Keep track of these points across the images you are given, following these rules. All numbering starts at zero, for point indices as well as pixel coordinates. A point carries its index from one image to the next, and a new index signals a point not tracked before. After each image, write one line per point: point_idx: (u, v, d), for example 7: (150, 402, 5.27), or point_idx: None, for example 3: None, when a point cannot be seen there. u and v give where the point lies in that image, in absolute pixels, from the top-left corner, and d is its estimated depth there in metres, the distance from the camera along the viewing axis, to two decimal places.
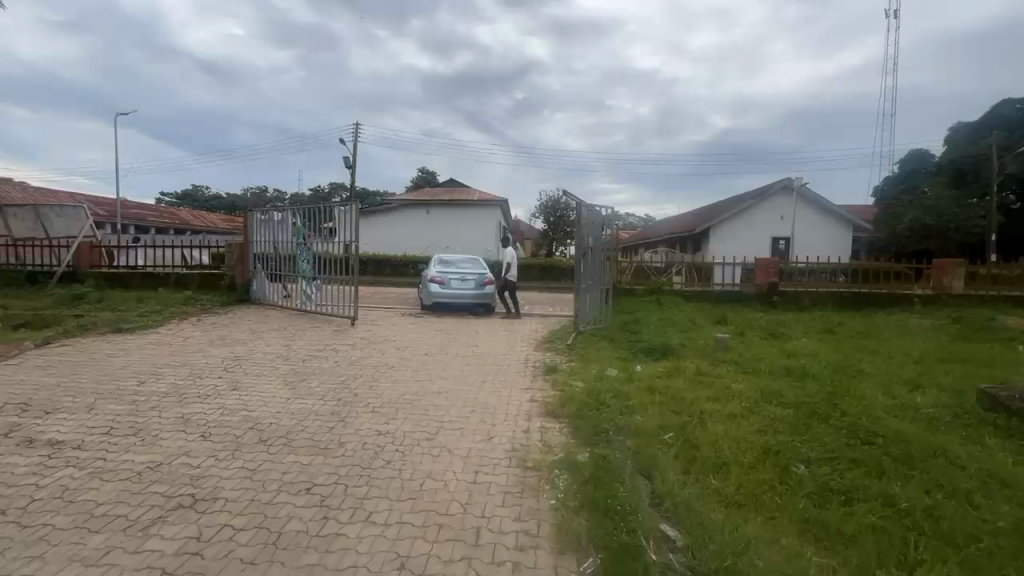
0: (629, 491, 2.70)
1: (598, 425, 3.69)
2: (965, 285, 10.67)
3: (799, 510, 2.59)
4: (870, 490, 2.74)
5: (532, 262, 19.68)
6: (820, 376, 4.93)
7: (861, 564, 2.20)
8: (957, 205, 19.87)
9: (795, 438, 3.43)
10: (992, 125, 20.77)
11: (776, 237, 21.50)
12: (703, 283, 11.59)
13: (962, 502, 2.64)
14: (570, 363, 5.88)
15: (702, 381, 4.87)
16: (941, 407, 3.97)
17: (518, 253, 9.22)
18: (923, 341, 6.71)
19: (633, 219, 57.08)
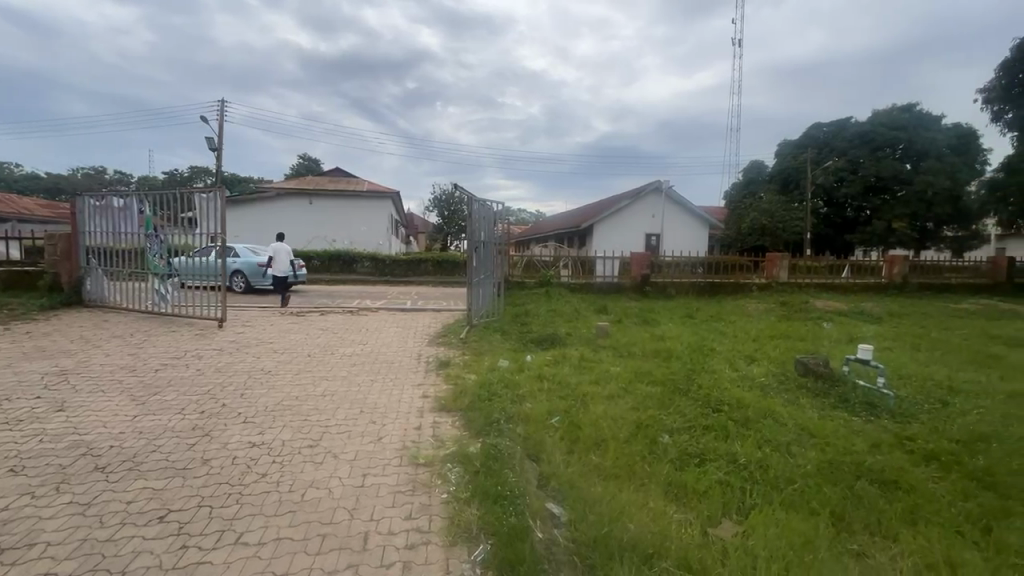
0: (518, 476, 2.82)
1: (489, 415, 3.79)
2: (789, 275, 12.94)
3: (664, 474, 2.94)
4: (719, 451, 3.20)
5: (425, 256, 19.32)
6: (682, 356, 5.62)
7: (710, 515, 2.56)
8: (784, 208, 23.97)
9: (661, 412, 3.87)
10: (807, 144, 25.53)
11: (649, 234, 23.84)
12: (588, 276, 12.37)
13: (784, 452, 3.20)
14: (463, 357, 5.93)
15: (585, 367, 5.24)
16: (770, 376, 4.79)
17: (288, 249, 9.12)
18: (759, 322, 8.00)
19: (525, 215, 59.20)
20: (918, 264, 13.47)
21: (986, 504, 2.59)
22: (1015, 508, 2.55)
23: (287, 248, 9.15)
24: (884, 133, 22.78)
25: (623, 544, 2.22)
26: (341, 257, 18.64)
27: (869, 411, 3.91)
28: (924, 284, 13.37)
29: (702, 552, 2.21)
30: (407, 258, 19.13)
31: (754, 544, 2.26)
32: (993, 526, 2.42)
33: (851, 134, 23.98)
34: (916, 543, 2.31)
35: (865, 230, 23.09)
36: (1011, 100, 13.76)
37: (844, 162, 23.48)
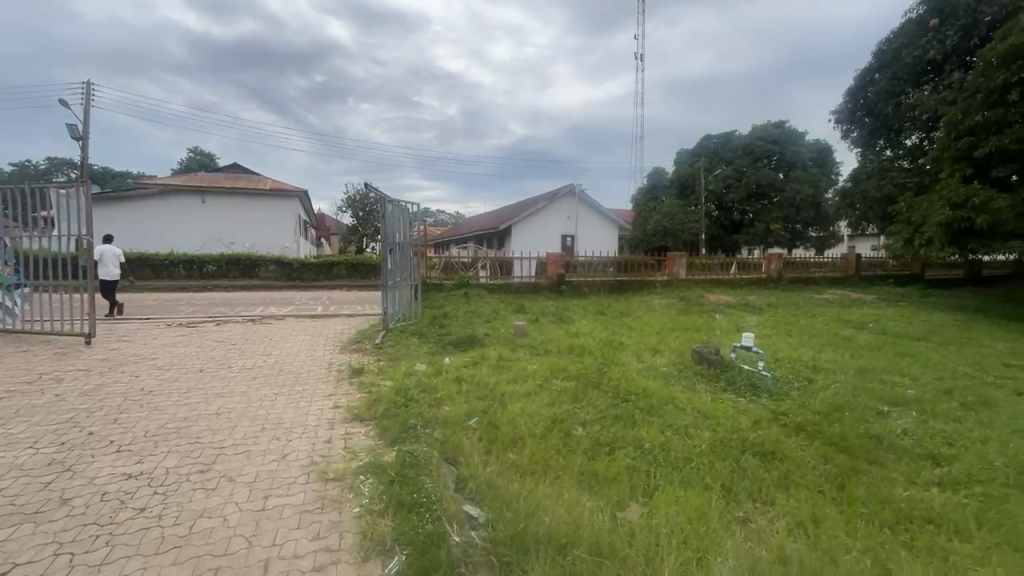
0: (435, 481, 2.76)
1: (405, 421, 3.69)
2: (687, 272, 14.17)
3: (577, 465, 3.06)
4: (627, 438, 3.41)
5: (338, 259, 18.34)
6: (593, 351, 5.92)
7: (619, 500, 2.70)
8: (682, 212, 26.23)
9: (575, 406, 4.03)
10: (700, 153, 28.25)
11: (564, 235, 24.77)
12: (505, 277, 12.54)
13: (682, 434, 3.49)
14: (379, 362, 5.71)
15: (503, 366, 5.30)
16: (670, 365, 5.21)
17: (118, 252, 8.13)
18: (662, 316, 8.66)
19: (444, 216, 58.68)
20: (790, 261, 15.43)
21: (841, 465, 3.02)
22: (861, 466, 3.02)
23: (117, 251, 8.14)
24: (762, 146, 25.94)
25: (540, 538, 2.27)
26: (240, 261, 17.05)
27: (751, 392, 4.41)
28: (795, 279, 15.36)
29: (611, 535, 2.33)
30: (317, 261, 18.02)
31: (658, 523, 2.42)
32: (846, 483, 2.84)
33: (735, 145, 26.96)
34: (788, 504, 2.63)
35: (749, 231, 25.98)
36: (855, 122, 16.41)
37: (730, 170, 26.28)
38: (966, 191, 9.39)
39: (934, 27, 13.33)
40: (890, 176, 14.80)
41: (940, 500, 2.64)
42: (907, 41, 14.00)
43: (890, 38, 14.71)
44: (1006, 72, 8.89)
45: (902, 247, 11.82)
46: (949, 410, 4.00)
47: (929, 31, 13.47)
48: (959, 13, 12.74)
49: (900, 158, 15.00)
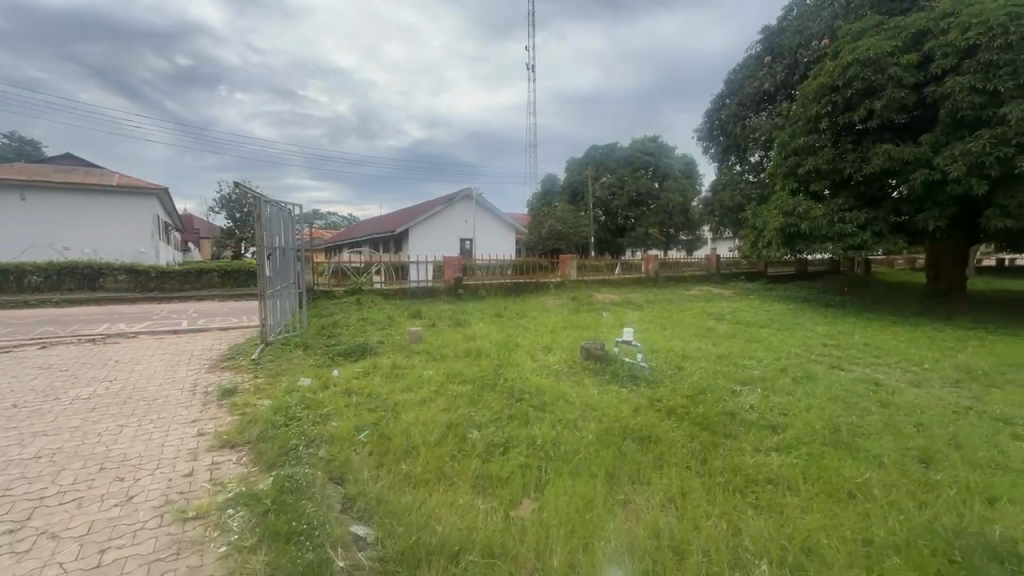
0: (318, 504, 2.55)
1: (286, 442, 3.37)
2: (577, 274, 15.03)
3: (472, 469, 3.05)
4: (521, 437, 3.49)
5: (209, 266, 16.31)
6: (490, 353, 5.99)
7: (512, 498, 2.75)
8: (573, 216, 27.75)
9: (470, 409, 4.03)
10: (587, 162, 30.38)
11: (462, 238, 24.75)
12: (401, 281, 12.26)
13: (571, 428, 3.67)
14: (256, 380, 5.15)
15: (397, 374, 5.11)
16: (561, 362, 5.48)
17: None
18: (555, 316, 9.05)
19: (336, 218, 55.29)
20: (664, 261, 17.17)
21: (703, 441, 3.42)
22: (719, 441, 3.44)
23: None
24: (640, 158, 28.75)
25: (432, 548, 2.22)
26: (77, 269, 14.27)
27: (631, 381, 4.80)
28: (669, 277, 17.13)
29: (503, 535, 2.36)
30: (182, 269, 15.78)
31: (548, 515, 2.52)
32: (708, 457, 3.21)
33: (618, 156, 29.46)
34: (661, 482, 2.89)
35: (631, 235, 28.26)
36: (712, 140, 18.98)
37: (614, 178, 28.56)
38: (793, 203, 11.29)
39: (767, 63, 15.81)
40: (740, 188, 17.32)
41: (777, 462, 3.11)
42: (748, 73, 16.47)
43: (736, 70, 17.18)
44: (818, 104, 10.89)
45: (750, 248, 13.85)
46: (784, 385, 4.76)
47: (764, 66, 15.97)
48: (783, 53, 15.03)
49: (746, 172, 17.60)
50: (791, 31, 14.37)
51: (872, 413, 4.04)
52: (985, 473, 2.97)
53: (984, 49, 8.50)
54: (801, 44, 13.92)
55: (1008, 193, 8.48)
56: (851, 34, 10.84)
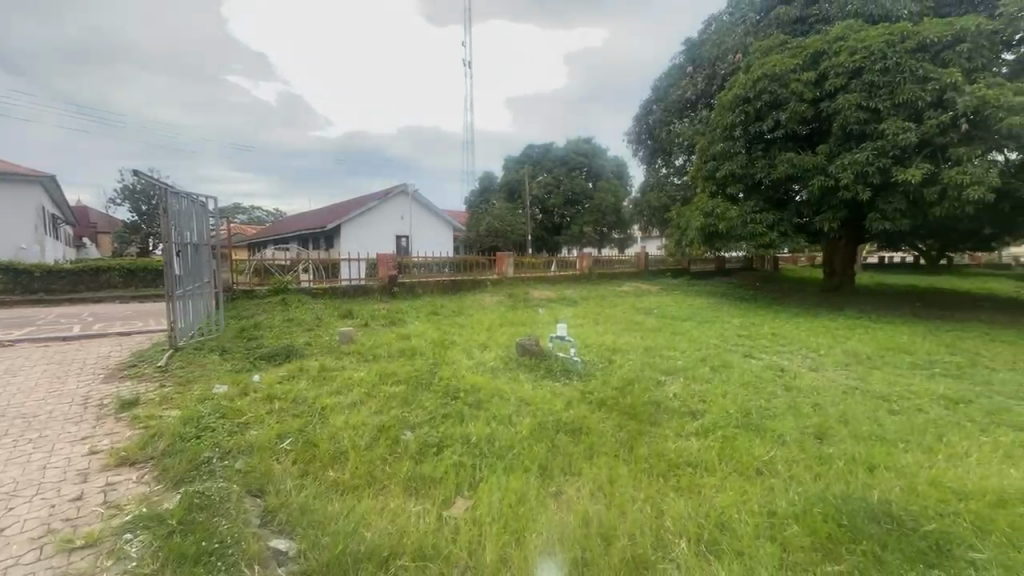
0: (232, 520, 2.36)
1: (198, 454, 3.09)
2: (514, 271, 15.19)
3: (405, 471, 2.98)
4: (456, 436, 3.46)
5: (108, 264, 14.61)
6: (425, 351, 5.88)
7: (445, 498, 2.71)
8: (511, 214, 27.95)
9: (404, 410, 3.93)
10: (524, 161, 30.83)
11: (398, 235, 24.08)
12: (331, 280, 11.70)
13: (506, 423, 3.70)
14: (163, 388, 4.68)
15: (325, 377, 4.87)
16: (497, 359, 5.50)
17: None
18: (492, 313, 9.07)
19: (260, 212, 51.65)
20: (597, 259, 17.81)
21: (630, 430, 3.58)
22: (645, 428, 3.63)
23: None
24: (575, 158, 29.66)
25: (358, 557, 2.13)
26: None
27: (565, 375, 4.94)
28: (602, 274, 17.81)
29: (435, 536, 2.32)
30: (73, 268, 13.99)
31: (481, 513, 2.51)
32: (635, 444, 3.37)
33: (554, 156, 30.19)
34: (591, 472, 2.99)
35: (567, 233, 28.97)
36: (640, 144, 19.92)
37: (550, 177, 29.19)
38: (712, 205, 12.16)
39: (689, 73, 16.86)
40: (666, 190, 18.37)
41: (697, 446, 3.33)
42: (673, 81, 17.48)
43: (662, 78, 18.13)
44: (733, 113, 11.79)
45: (676, 246, 14.72)
46: (702, 373, 5.12)
47: (685, 75, 17.04)
48: (703, 64, 16.10)
49: (671, 175, 18.67)
50: (710, 44, 15.39)
51: (778, 396, 4.45)
52: (868, 444, 3.38)
53: (869, 71, 9.61)
54: (718, 57, 14.97)
55: (887, 199, 9.67)
56: (761, 51, 11.81)
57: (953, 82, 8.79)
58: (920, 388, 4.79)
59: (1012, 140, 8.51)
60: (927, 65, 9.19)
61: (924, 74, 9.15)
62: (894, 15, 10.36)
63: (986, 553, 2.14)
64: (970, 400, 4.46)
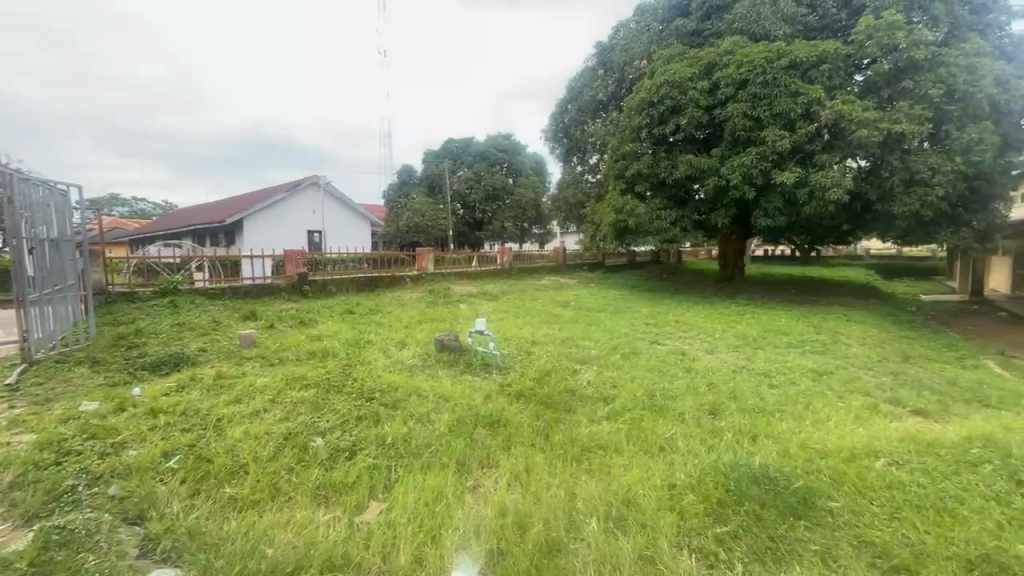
0: (104, 555, 2.06)
1: (59, 483, 2.66)
2: (435, 266, 14.96)
3: (314, 479, 2.80)
4: (369, 438, 3.32)
5: None
6: (338, 352, 5.59)
7: (357, 504, 2.59)
8: (432, 209, 27.43)
9: (314, 415, 3.70)
10: (444, 155, 30.46)
11: (310, 230, 22.58)
12: (231, 279, 10.69)
13: (423, 422, 3.63)
14: (13, 410, 3.95)
15: (222, 386, 4.43)
16: (416, 356, 5.38)
17: None
18: (411, 310, 8.86)
19: (144, 204, 45.67)
20: (518, 254, 18.11)
21: (546, 419, 3.69)
22: (560, 416, 3.76)
23: None
24: (495, 154, 29.85)
25: None
26: None
27: (484, 369, 4.96)
28: (522, 269, 18.12)
29: (346, 544, 2.21)
30: None
31: (396, 515, 2.43)
32: (550, 432, 3.48)
33: (474, 151, 30.14)
34: (508, 463, 3.03)
35: (488, 228, 29.06)
36: (557, 142, 20.51)
37: (471, 172, 29.09)
38: (622, 202, 12.85)
39: (600, 75, 17.63)
40: (581, 187, 19.15)
41: (607, 429, 3.51)
42: (585, 82, 18.18)
43: (576, 78, 18.78)
44: (639, 116, 12.55)
45: (591, 241, 15.38)
46: (614, 360, 5.42)
47: (596, 77, 17.82)
48: (612, 68, 16.93)
49: (585, 173, 19.47)
50: (619, 49, 16.20)
51: (679, 378, 4.86)
52: (752, 416, 3.80)
53: (752, 83, 10.72)
54: (626, 61, 15.83)
55: (768, 199, 10.90)
56: (663, 59, 12.68)
57: (818, 97, 10.10)
58: (792, 364, 5.49)
59: (862, 150, 9.96)
60: (797, 81, 10.46)
61: (795, 89, 10.41)
62: (771, 34, 11.58)
63: (840, 501, 2.51)
64: (831, 371, 5.20)
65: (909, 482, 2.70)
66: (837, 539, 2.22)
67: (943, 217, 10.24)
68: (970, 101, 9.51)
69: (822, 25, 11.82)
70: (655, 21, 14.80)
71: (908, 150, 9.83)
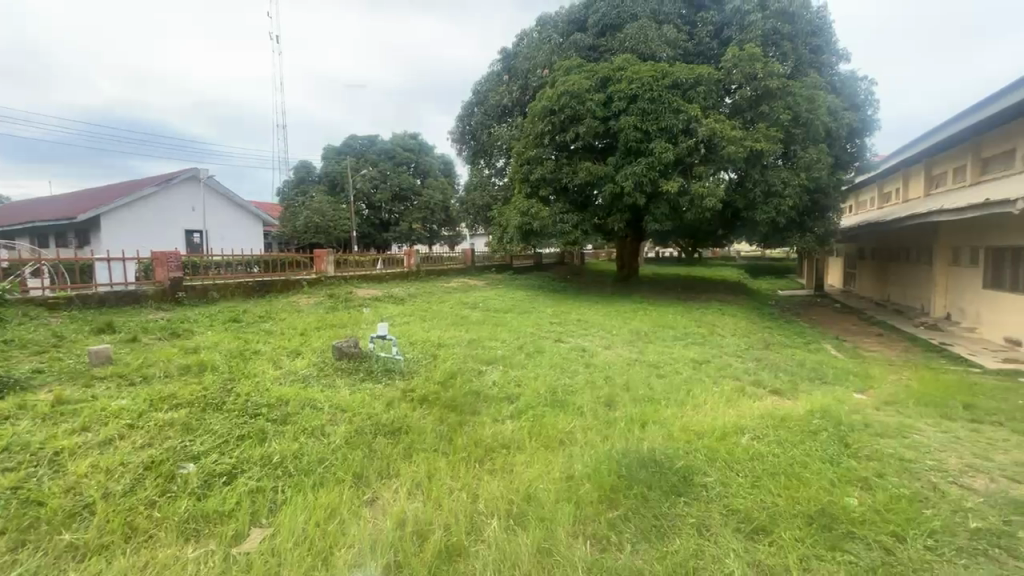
0: None
1: None
2: (335, 269, 14.10)
3: (182, 511, 2.46)
4: (253, 458, 3.01)
5: None
6: (218, 365, 5.00)
7: (235, 533, 2.33)
8: (333, 209, 25.87)
9: (185, 438, 3.26)
10: (346, 152, 28.90)
11: (188, 229, 20.01)
12: (82, 286, 9.10)
13: (317, 435, 3.38)
14: None
15: (64, 413, 3.72)
16: (311, 366, 5.01)
17: None
18: (307, 316, 8.25)
19: None
20: (425, 256, 17.76)
21: (450, 423, 3.64)
22: (464, 419, 3.73)
23: None
24: (401, 153, 28.95)
25: None
26: None
27: (387, 376, 4.77)
28: (430, 271, 17.80)
29: None
30: None
31: (281, 541, 2.23)
32: (454, 436, 3.43)
33: (379, 149, 28.97)
34: (409, 470, 2.94)
35: (395, 230, 28.13)
36: (464, 144, 20.48)
37: (376, 171, 27.95)
38: (527, 206, 13.20)
39: (505, 80, 17.96)
40: (488, 190, 19.35)
41: (511, 428, 3.56)
42: (491, 87, 18.41)
43: (482, 82, 18.93)
44: (542, 123, 13.03)
45: (499, 243, 15.58)
46: (519, 360, 5.53)
47: (502, 82, 18.11)
48: (516, 74, 17.34)
49: (492, 176, 19.67)
50: (522, 56, 16.61)
51: (580, 373, 5.10)
52: (642, 405, 4.11)
53: (641, 98, 11.65)
54: (529, 69, 16.31)
55: (657, 205, 11.90)
56: (563, 69, 13.26)
57: (695, 115, 11.26)
58: (677, 355, 6.05)
59: (731, 164, 11.30)
60: (679, 99, 11.58)
61: (677, 106, 11.51)
62: (656, 55, 12.66)
63: (713, 476, 2.80)
64: (708, 360, 5.83)
65: (766, 453, 3.10)
66: (710, 511, 2.48)
67: (794, 224, 12.00)
68: (810, 126, 11.26)
69: (698, 51, 13.22)
70: (556, 33, 15.45)
71: (766, 166, 11.36)
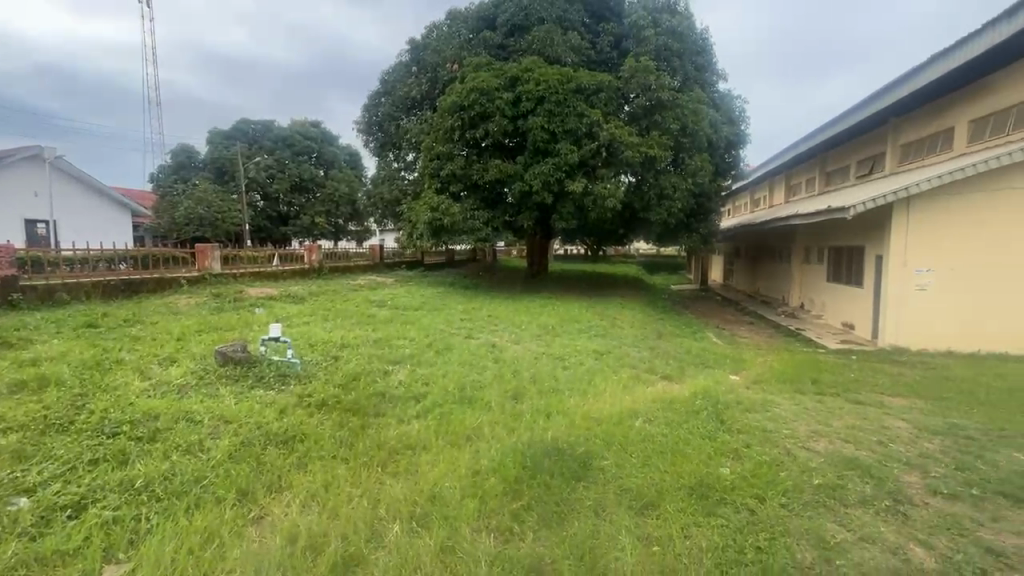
0: None
1: None
2: (222, 266, 12.69)
3: (9, 557, 2.04)
4: (110, 483, 2.59)
5: None
6: (65, 379, 4.23)
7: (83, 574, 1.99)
8: (221, 199, 23.30)
9: (15, 469, 2.71)
10: (236, 137, 26.13)
11: (30, 220, 16.65)
12: None
13: (193, 452, 3.00)
14: None
15: None
16: (188, 374, 4.44)
17: None
18: (185, 318, 7.30)
19: None
20: (328, 252, 16.69)
21: (351, 427, 3.46)
22: (367, 422, 3.56)
23: None
24: (300, 141, 26.80)
25: None
26: None
27: (280, 381, 4.39)
28: (334, 268, 16.76)
29: None
30: None
31: None
32: (356, 440, 3.26)
33: (275, 136, 26.57)
34: (304, 481, 2.73)
35: (295, 224, 26.10)
36: (370, 135, 19.55)
37: (272, 160, 25.65)
38: (438, 202, 12.98)
39: (414, 72, 17.45)
40: (397, 184, 18.68)
41: (416, 428, 3.48)
42: (399, 78, 17.77)
43: (389, 73, 18.21)
44: (452, 118, 12.87)
45: (408, 239, 15.13)
46: (427, 358, 5.42)
47: (411, 74, 17.55)
48: (425, 67, 16.93)
49: (401, 170, 19.01)
50: (431, 49, 16.25)
51: (489, 369, 5.13)
52: (548, 397, 4.24)
53: (547, 100, 12.02)
54: (438, 62, 16.02)
55: (564, 204, 12.39)
56: (472, 66, 13.21)
57: (597, 120, 11.87)
58: (581, 347, 6.35)
59: (630, 167, 12.12)
60: (583, 104, 12.14)
61: (581, 110, 12.07)
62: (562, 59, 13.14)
63: (609, 459, 2.98)
64: (609, 351, 6.20)
65: (656, 434, 3.38)
66: (606, 492, 2.63)
67: (683, 225, 13.23)
68: (695, 136, 12.45)
69: (600, 60, 13.97)
70: (465, 29, 15.35)
71: (659, 171, 12.36)
